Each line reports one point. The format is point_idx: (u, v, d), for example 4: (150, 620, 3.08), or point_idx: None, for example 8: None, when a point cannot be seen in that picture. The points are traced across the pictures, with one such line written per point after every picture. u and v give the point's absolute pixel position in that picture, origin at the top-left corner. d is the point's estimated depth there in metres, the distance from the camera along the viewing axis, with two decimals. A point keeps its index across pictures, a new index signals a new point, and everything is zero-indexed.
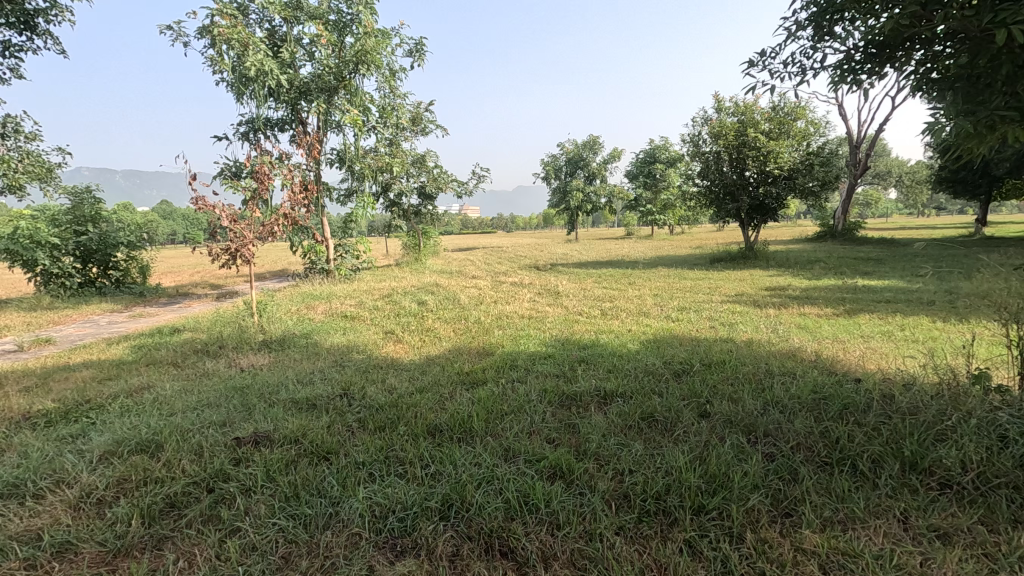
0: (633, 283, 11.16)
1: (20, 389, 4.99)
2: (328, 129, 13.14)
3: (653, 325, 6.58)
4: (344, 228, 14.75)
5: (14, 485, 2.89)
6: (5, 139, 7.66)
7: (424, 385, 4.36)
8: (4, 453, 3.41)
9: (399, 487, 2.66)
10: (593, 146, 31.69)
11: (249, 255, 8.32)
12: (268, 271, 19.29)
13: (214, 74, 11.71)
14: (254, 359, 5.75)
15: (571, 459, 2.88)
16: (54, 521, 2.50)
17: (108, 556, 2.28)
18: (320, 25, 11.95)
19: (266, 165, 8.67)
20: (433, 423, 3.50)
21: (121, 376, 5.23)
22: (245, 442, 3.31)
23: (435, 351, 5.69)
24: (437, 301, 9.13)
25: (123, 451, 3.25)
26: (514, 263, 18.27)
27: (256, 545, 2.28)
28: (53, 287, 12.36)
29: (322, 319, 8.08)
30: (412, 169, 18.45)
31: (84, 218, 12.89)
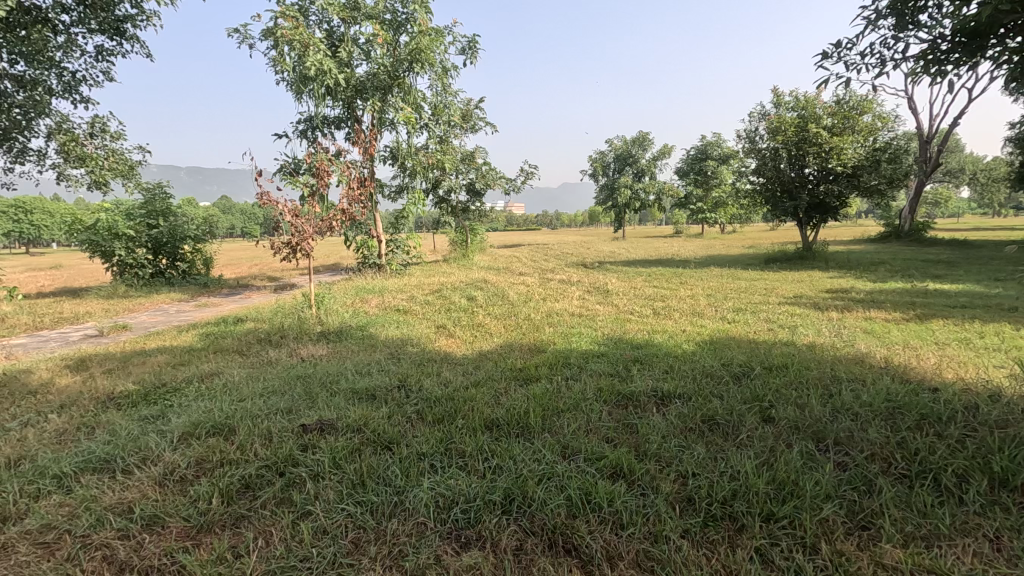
0: (684, 282, 10.91)
1: (104, 371, 5.36)
2: (382, 126, 13.44)
3: (708, 326, 6.41)
4: (395, 224, 15.06)
5: (106, 460, 3.11)
6: (93, 138, 8.15)
7: (478, 379, 4.42)
8: (95, 430, 3.67)
9: (461, 479, 2.70)
10: (642, 143, 31.18)
11: (309, 249, 8.61)
12: (322, 265, 19.92)
13: (277, 74, 12.16)
14: (314, 349, 5.95)
15: (631, 458, 2.85)
16: (142, 495, 2.68)
17: (192, 530, 2.43)
18: (376, 24, 12.23)
19: (325, 162, 8.95)
20: (490, 417, 3.53)
21: (193, 362, 5.53)
22: (310, 429, 3.43)
23: (487, 347, 5.75)
24: (486, 297, 9.22)
25: (201, 433, 3.44)
26: (560, 260, 18.23)
27: (327, 529, 2.37)
28: (127, 277, 13.18)
29: (376, 312, 8.29)
30: (461, 166, 18.65)
31: (156, 212, 13.67)
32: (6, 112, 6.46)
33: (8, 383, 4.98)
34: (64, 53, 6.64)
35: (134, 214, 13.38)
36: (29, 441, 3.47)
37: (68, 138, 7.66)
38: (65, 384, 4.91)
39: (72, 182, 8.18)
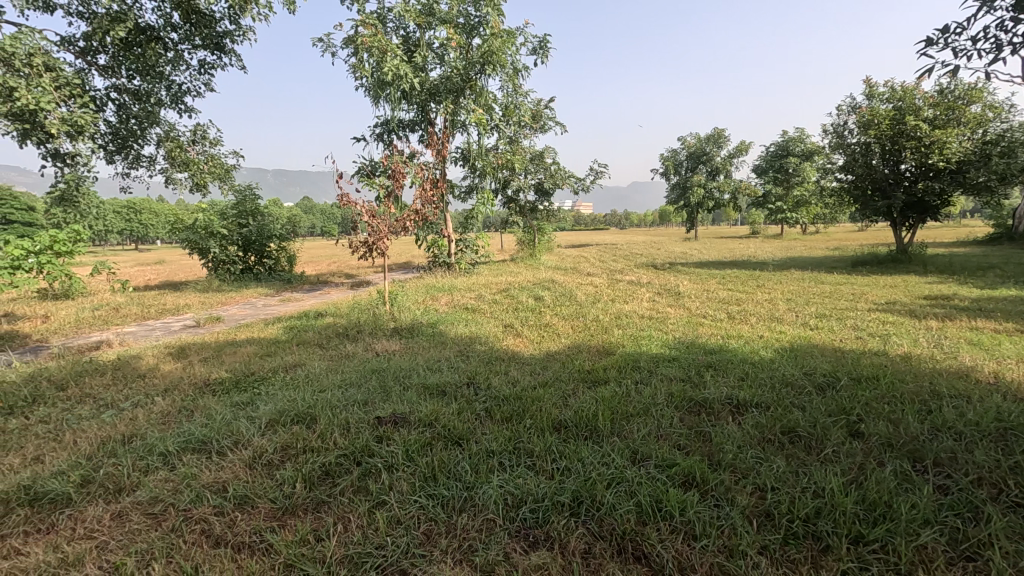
0: (762, 285, 10.40)
1: (201, 359, 5.84)
2: (455, 128, 13.74)
3: (788, 332, 6.07)
4: (465, 224, 15.33)
5: (203, 441, 3.38)
6: (195, 144, 8.83)
7: (546, 380, 4.42)
8: (193, 413, 4.00)
9: (530, 478, 2.71)
10: (717, 140, 30.00)
11: (384, 248, 8.94)
12: (395, 263, 20.69)
13: (356, 80, 12.72)
14: (388, 344, 6.19)
15: (705, 467, 2.76)
16: (235, 475, 2.89)
17: (278, 512, 2.59)
18: (450, 29, 12.51)
19: (401, 164, 9.28)
20: (558, 418, 3.53)
21: (278, 353, 5.91)
22: (385, 421, 3.57)
23: (555, 347, 5.75)
24: (554, 297, 9.21)
25: (285, 420, 3.66)
26: (629, 261, 17.89)
27: (401, 519, 2.46)
28: (221, 272, 14.25)
29: (446, 310, 8.48)
30: (530, 166, 18.73)
31: (246, 212, 14.66)
32: (123, 122, 7.11)
33: (121, 367, 5.54)
34: (173, 67, 7.23)
35: (227, 214, 14.42)
36: (139, 420, 3.84)
37: (174, 145, 8.36)
38: (168, 369, 5.40)
39: (176, 185, 8.91)
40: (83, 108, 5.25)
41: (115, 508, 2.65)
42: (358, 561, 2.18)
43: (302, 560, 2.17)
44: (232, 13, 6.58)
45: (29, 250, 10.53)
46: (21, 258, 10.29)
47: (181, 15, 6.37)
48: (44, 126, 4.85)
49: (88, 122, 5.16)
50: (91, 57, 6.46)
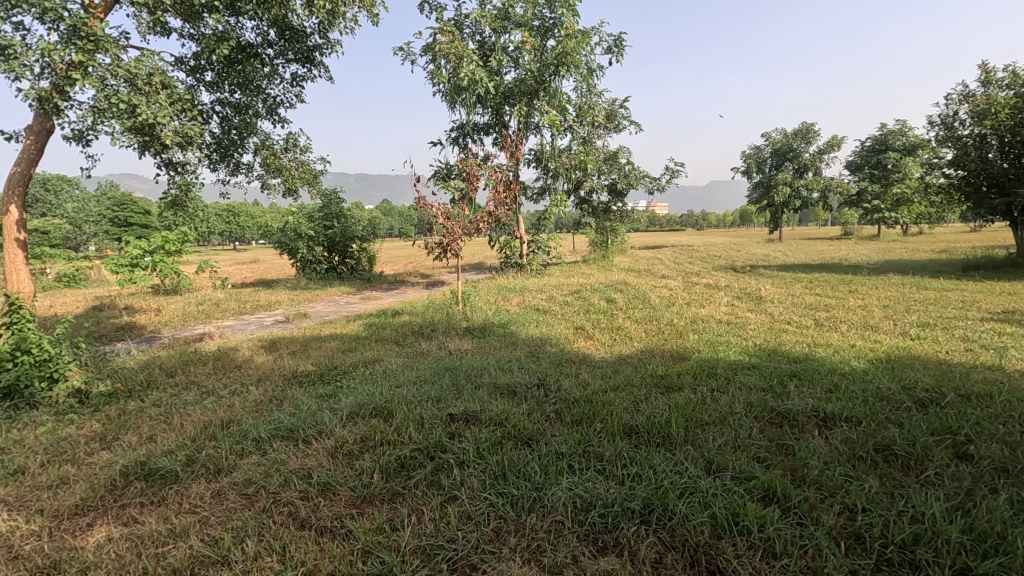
0: (855, 291, 9.67)
1: (290, 352, 6.27)
2: (528, 130, 13.82)
3: (885, 342, 5.60)
4: (537, 225, 15.38)
5: (291, 430, 3.62)
6: (288, 152, 9.41)
7: (617, 384, 4.35)
8: (282, 403, 4.30)
9: (600, 483, 2.69)
10: (806, 135, 28.25)
11: (458, 249, 9.16)
12: (467, 264, 21.14)
13: (434, 86, 13.13)
14: (460, 343, 6.34)
15: (787, 482, 2.61)
16: (318, 463, 3.07)
17: (357, 500, 2.74)
18: (525, 32, 12.62)
19: (475, 166, 9.47)
20: (629, 424, 3.47)
21: (358, 349, 6.22)
22: (457, 419, 3.67)
23: (627, 350, 5.65)
24: (626, 299, 9.05)
25: (364, 413, 3.84)
26: (706, 263, 17.23)
27: (471, 515, 2.52)
28: (308, 272, 15.18)
29: (516, 311, 8.55)
30: (604, 167, 18.51)
31: (332, 214, 15.52)
32: (226, 133, 7.67)
33: (221, 357, 6.04)
34: (269, 80, 7.77)
35: (314, 216, 15.32)
36: (236, 407, 4.19)
37: (269, 152, 8.97)
38: (262, 361, 5.83)
39: (271, 190, 9.56)
40: (192, 121, 5.76)
41: (215, 487, 2.91)
42: (430, 553, 2.25)
43: (378, 548, 2.28)
44: (322, 28, 6.96)
45: (145, 250, 11.90)
46: (137, 257, 11.73)
47: (276, 32, 6.83)
48: (160, 138, 5.37)
49: (196, 133, 5.65)
50: (200, 75, 7.09)
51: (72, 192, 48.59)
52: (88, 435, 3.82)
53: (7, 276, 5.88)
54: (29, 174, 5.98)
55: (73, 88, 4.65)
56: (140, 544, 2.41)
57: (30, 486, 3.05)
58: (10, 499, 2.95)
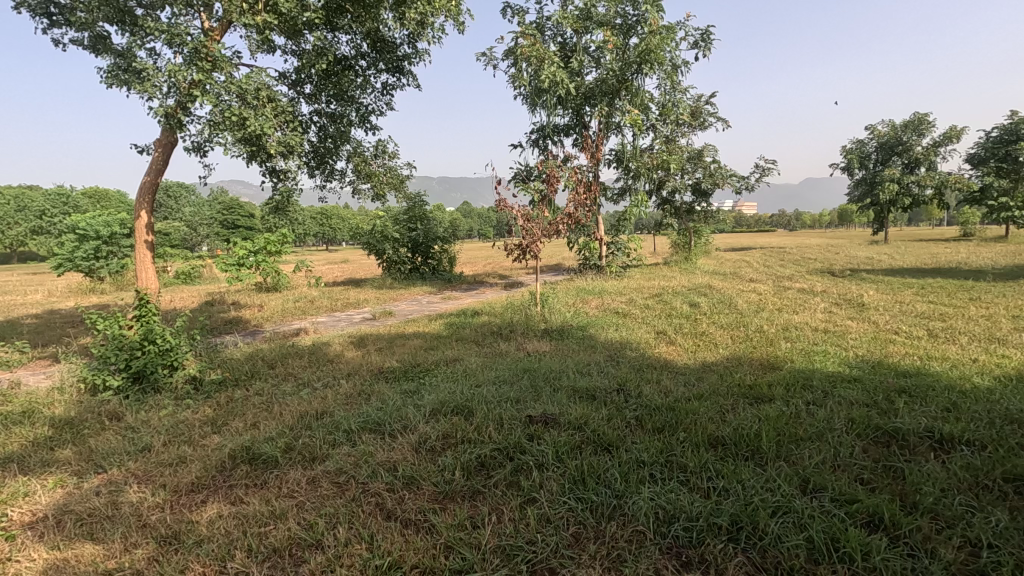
0: (977, 299, 8.66)
1: (377, 348, 6.58)
2: (609, 130, 13.63)
3: (1014, 357, 4.98)
4: (616, 227, 15.11)
5: (378, 423, 3.80)
6: (377, 158, 9.84)
7: (702, 392, 4.17)
8: (370, 397, 4.52)
9: (683, 495, 2.59)
10: (918, 126, 25.75)
11: (537, 250, 9.22)
12: (546, 266, 21.17)
13: (515, 89, 13.27)
14: (539, 345, 6.36)
15: (896, 508, 2.38)
16: (404, 457, 3.19)
17: (440, 495, 2.82)
18: (608, 30, 12.45)
19: (555, 168, 9.47)
20: (715, 434, 3.32)
21: (440, 347, 6.41)
22: (536, 420, 3.67)
23: (712, 357, 5.42)
24: (711, 304, 8.68)
25: (446, 410, 3.95)
26: (800, 266, 16.17)
27: (550, 518, 2.52)
28: (393, 272, 15.85)
29: (595, 313, 8.46)
30: (688, 166, 17.84)
31: (416, 217, 16.09)
32: (322, 141, 8.16)
33: (315, 352, 6.45)
34: (362, 90, 8.18)
35: (400, 218, 15.96)
36: (329, 399, 4.46)
37: (360, 159, 9.45)
38: (351, 356, 6.17)
39: (361, 195, 10.05)
40: (293, 132, 6.18)
41: (310, 474, 3.11)
42: (510, 553, 2.27)
43: (460, 543, 2.33)
44: (411, 38, 7.23)
45: (250, 251, 12.99)
46: (243, 257, 12.83)
47: (369, 44, 7.17)
48: (266, 147, 5.81)
49: (296, 143, 6.06)
50: (300, 87, 7.60)
51: (190, 199, 54.05)
52: (202, 419, 4.21)
53: (137, 274, 6.62)
54: (157, 183, 6.70)
55: (193, 104, 5.16)
56: (245, 522, 2.62)
57: (155, 463, 3.42)
58: (139, 473, 3.31)
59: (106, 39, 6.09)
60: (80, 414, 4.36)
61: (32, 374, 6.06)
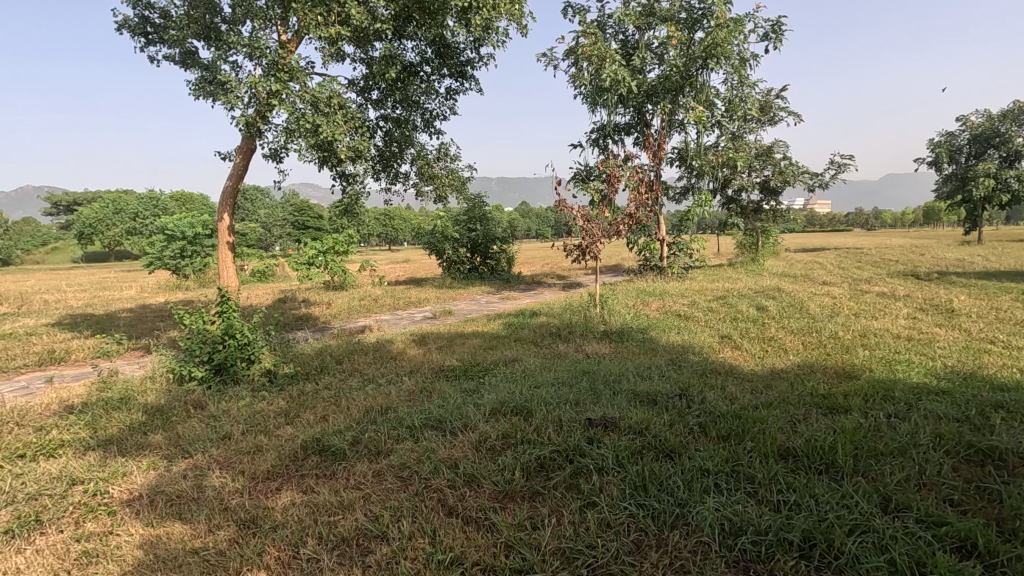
0: None
1: (438, 347, 6.73)
2: (672, 128, 13.30)
3: None
4: (678, 227, 14.72)
5: (440, 420, 3.89)
6: (440, 160, 10.04)
7: (771, 400, 3.99)
8: (432, 394, 4.63)
9: (751, 507, 2.50)
10: (1018, 115, 23.54)
11: (597, 251, 9.18)
12: (604, 266, 20.91)
13: (576, 89, 13.19)
14: (598, 346, 6.30)
15: (992, 535, 2.20)
16: (464, 455, 3.25)
17: (499, 494, 2.86)
18: (671, 25, 12.15)
19: (615, 167, 9.34)
20: (785, 445, 3.17)
21: (499, 347, 6.47)
22: (596, 423, 3.64)
23: (782, 364, 5.17)
24: (780, 307, 8.28)
25: (506, 411, 3.98)
26: (880, 268, 15.14)
27: (611, 523, 2.49)
28: (453, 271, 16.15)
29: (656, 316, 8.27)
30: (755, 163, 17.07)
31: (476, 217, 16.31)
32: (388, 145, 8.42)
33: (379, 349, 6.68)
34: (426, 95, 8.37)
35: (459, 219, 16.23)
36: (393, 395, 4.60)
37: (424, 162, 9.69)
38: (413, 354, 6.34)
39: (424, 197, 10.29)
40: (362, 137, 6.41)
41: (375, 467, 3.23)
42: (570, 556, 2.27)
43: (520, 543, 2.35)
44: (475, 43, 7.34)
45: (319, 251, 13.60)
46: (313, 257, 13.47)
47: (433, 50, 7.33)
48: (337, 152, 6.07)
49: (364, 148, 6.29)
50: (368, 94, 7.87)
51: (264, 201, 57.33)
52: (275, 410, 4.46)
53: (219, 272, 7.09)
54: (237, 188, 7.14)
55: (271, 113, 5.48)
56: (316, 511, 2.76)
57: (235, 450, 3.65)
58: (221, 459, 3.55)
59: (194, 54, 6.56)
60: (169, 402, 4.73)
61: (128, 364, 6.62)
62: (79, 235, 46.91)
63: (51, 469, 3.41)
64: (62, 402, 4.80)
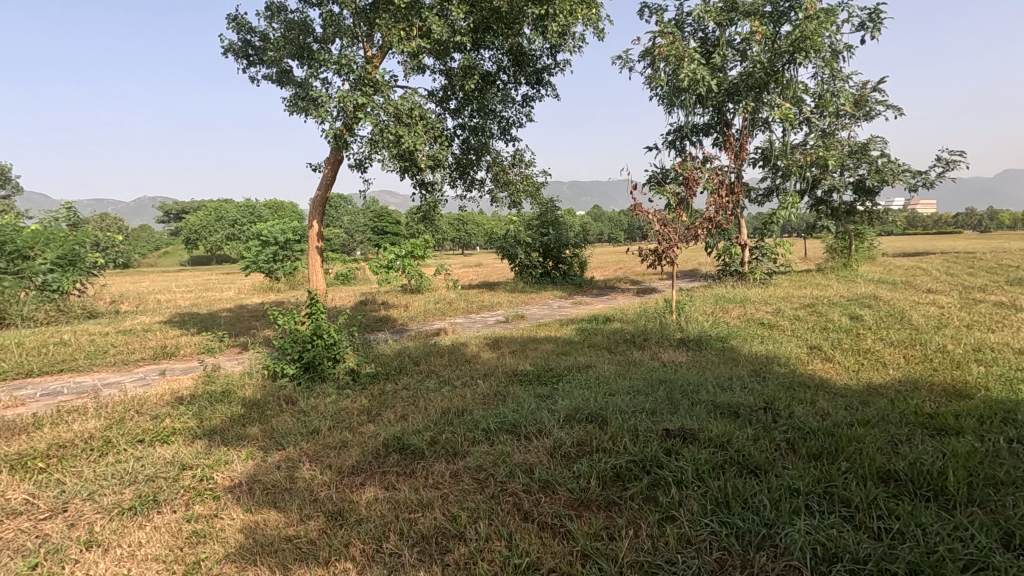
0: None
1: (511, 351, 6.79)
2: (755, 127, 12.68)
3: None
4: (761, 231, 14.01)
5: (515, 424, 3.92)
6: (515, 166, 10.15)
7: (868, 418, 3.71)
8: (505, 398, 4.68)
9: (847, 532, 2.34)
10: None
11: (673, 256, 8.88)
12: (681, 272, 20.24)
13: (652, 91, 12.93)
14: (675, 355, 6.12)
15: None
16: (539, 460, 3.26)
17: (575, 502, 2.85)
18: (755, 20, 11.63)
19: (693, 169, 9.02)
20: (886, 468, 2.93)
21: (572, 353, 6.43)
22: (673, 434, 3.53)
23: (880, 379, 4.78)
24: (878, 317, 7.66)
25: (580, 417, 3.96)
26: (996, 275, 13.63)
27: (691, 540, 2.41)
28: (525, 276, 16.26)
29: (736, 324, 7.90)
30: (848, 162, 15.86)
31: (548, 222, 16.33)
32: (465, 153, 8.63)
33: (454, 351, 6.85)
34: (503, 102, 8.50)
35: (532, 223, 16.32)
36: (469, 398, 4.70)
37: (498, 168, 9.84)
38: (487, 357, 6.45)
39: (498, 203, 10.44)
40: (441, 146, 6.61)
41: (452, 468, 3.31)
42: (648, 570, 2.22)
43: (596, 553, 2.34)
44: (551, 50, 7.37)
45: (397, 255, 14.16)
46: (392, 261, 14.04)
47: (510, 59, 7.43)
48: (418, 161, 6.29)
49: (443, 156, 6.49)
50: (447, 104, 8.11)
51: (347, 207, 60.51)
52: (358, 407, 4.69)
53: (309, 276, 7.56)
54: (326, 197, 7.59)
55: (358, 125, 5.77)
56: (398, 507, 2.87)
57: (323, 444, 3.87)
58: (311, 452, 3.78)
59: (289, 72, 7.05)
60: (264, 396, 5.09)
61: (228, 359, 7.20)
62: (186, 241, 51.49)
63: (165, 454, 3.77)
64: (173, 393, 5.30)
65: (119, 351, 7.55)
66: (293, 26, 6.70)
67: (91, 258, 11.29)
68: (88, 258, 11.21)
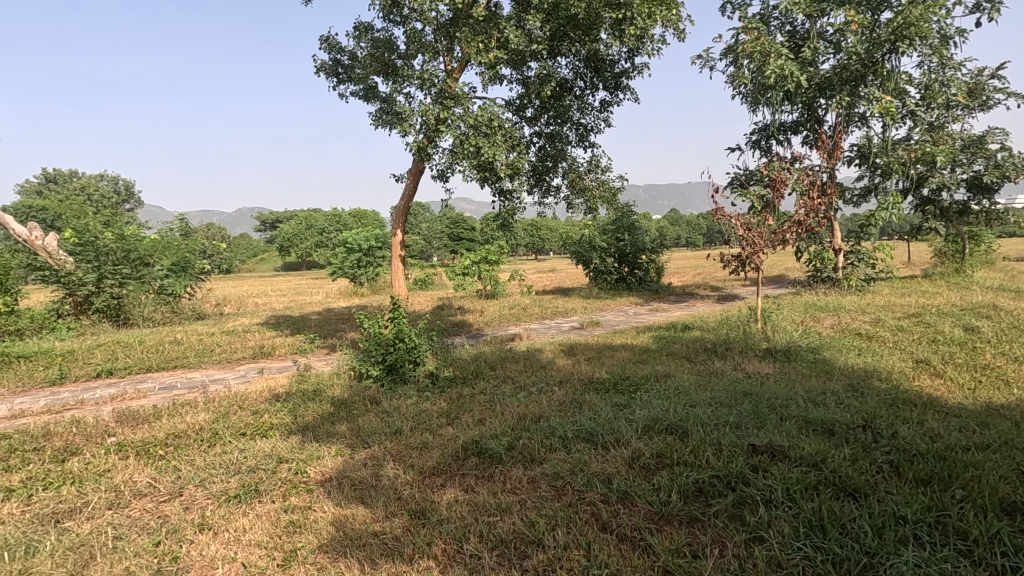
0: None
1: (587, 358, 6.74)
2: (850, 123, 11.87)
3: None
4: (857, 234, 13.04)
5: (592, 433, 3.89)
6: (591, 172, 10.07)
7: (987, 442, 3.34)
8: (582, 406, 4.66)
9: (965, 569, 2.12)
10: None
11: (758, 262, 8.45)
12: (766, 278, 19.19)
13: (735, 89, 12.42)
14: (761, 366, 5.82)
15: None
16: (617, 471, 3.22)
17: (655, 516, 2.78)
18: (851, 9, 10.85)
19: (781, 171, 8.51)
20: (1010, 499, 2.64)
21: (649, 362, 6.29)
22: (761, 450, 3.35)
23: (1002, 399, 4.29)
24: (998, 329, 6.88)
25: (659, 429, 3.86)
26: None
27: (782, 563, 2.29)
28: (600, 281, 16.09)
29: (829, 334, 7.39)
30: (961, 157, 14.38)
31: (624, 227, 16.07)
32: (542, 160, 8.68)
33: (530, 357, 6.90)
34: (580, 108, 8.47)
35: (607, 228, 16.15)
36: (545, 404, 4.72)
37: (575, 174, 9.84)
38: (562, 364, 6.44)
39: (574, 209, 10.40)
40: (519, 153, 6.68)
41: (530, 474, 3.34)
42: None
43: (678, 570, 2.27)
44: (629, 53, 7.26)
45: (473, 261, 14.46)
46: (467, 267, 14.37)
47: (588, 65, 7.41)
48: (496, 169, 6.41)
49: (521, 164, 6.56)
50: (523, 112, 8.22)
51: (425, 214, 62.82)
52: (438, 410, 4.84)
53: (392, 282, 7.89)
54: (407, 207, 7.90)
55: (439, 138, 5.99)
56: (477, 510, 2.93)
57: (405, 445, 4.03)
58: (394, 451, 3.95)
59: (374, 88, 7.42)
60: (351, 396, 5.38)
61: (318, 360, 7.68)
62: (280, 248, 55.36)
63: (265, 448, 4.07)
64: (270, 390, 5.71)
65: (224, 350, 8.25)
66: (379, 44, 7.05)
67: (200, 265, 12.41)
68: (197, 265, 12.35)
